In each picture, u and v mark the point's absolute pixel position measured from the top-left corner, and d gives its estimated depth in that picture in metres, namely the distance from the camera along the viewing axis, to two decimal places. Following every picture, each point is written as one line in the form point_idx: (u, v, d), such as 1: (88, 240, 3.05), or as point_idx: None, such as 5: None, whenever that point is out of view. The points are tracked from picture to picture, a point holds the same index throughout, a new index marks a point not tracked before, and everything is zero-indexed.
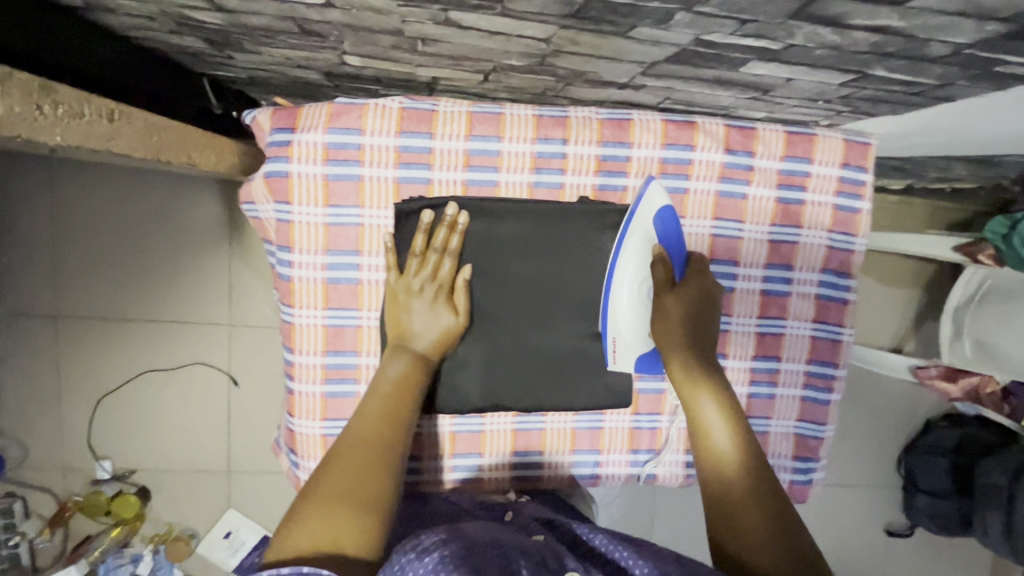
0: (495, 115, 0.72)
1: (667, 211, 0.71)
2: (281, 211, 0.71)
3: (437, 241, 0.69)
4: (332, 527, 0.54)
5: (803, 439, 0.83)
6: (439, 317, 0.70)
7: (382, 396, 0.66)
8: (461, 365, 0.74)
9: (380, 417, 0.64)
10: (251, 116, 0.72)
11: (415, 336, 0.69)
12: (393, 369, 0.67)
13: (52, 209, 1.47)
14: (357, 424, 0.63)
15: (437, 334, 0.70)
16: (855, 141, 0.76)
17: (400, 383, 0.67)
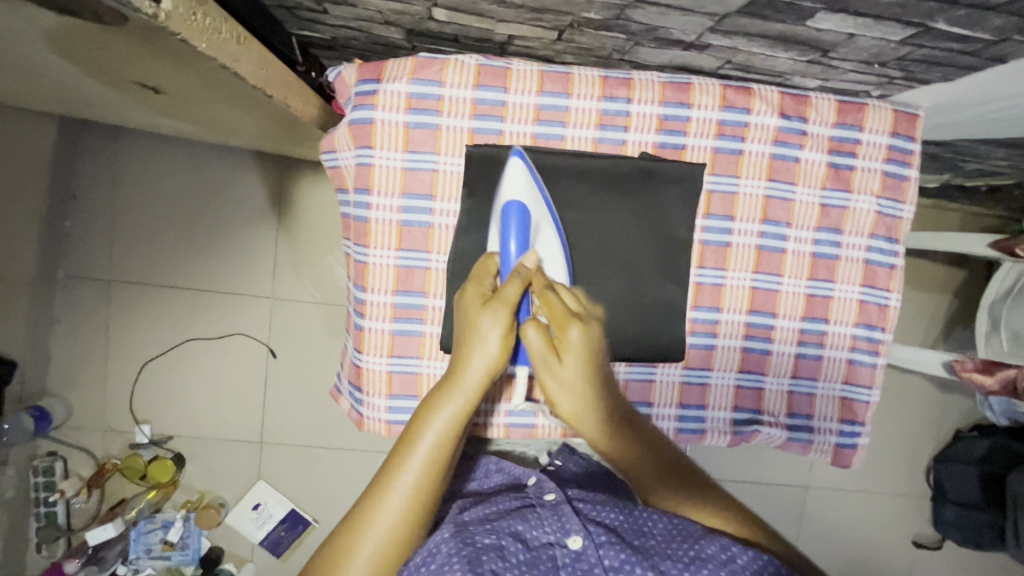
0: (565, 74, 0.76)
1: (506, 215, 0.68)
2: (362, 156, 0.75)
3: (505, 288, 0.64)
4: None
5: (848, 402, 0.85)
6: (493, 351, 0.61)
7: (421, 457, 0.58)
8: None
9: (423, 471, 0.58)
10: (337, 71, 0.78)
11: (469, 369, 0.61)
12: (442, 415, 0.59)
13: (114, 179, 1.55)
14: (389, 487, 0.57)
15: (489, 373, 0.61)
16: (904, 112, 0.80)
17: (446, 435, 0.59)
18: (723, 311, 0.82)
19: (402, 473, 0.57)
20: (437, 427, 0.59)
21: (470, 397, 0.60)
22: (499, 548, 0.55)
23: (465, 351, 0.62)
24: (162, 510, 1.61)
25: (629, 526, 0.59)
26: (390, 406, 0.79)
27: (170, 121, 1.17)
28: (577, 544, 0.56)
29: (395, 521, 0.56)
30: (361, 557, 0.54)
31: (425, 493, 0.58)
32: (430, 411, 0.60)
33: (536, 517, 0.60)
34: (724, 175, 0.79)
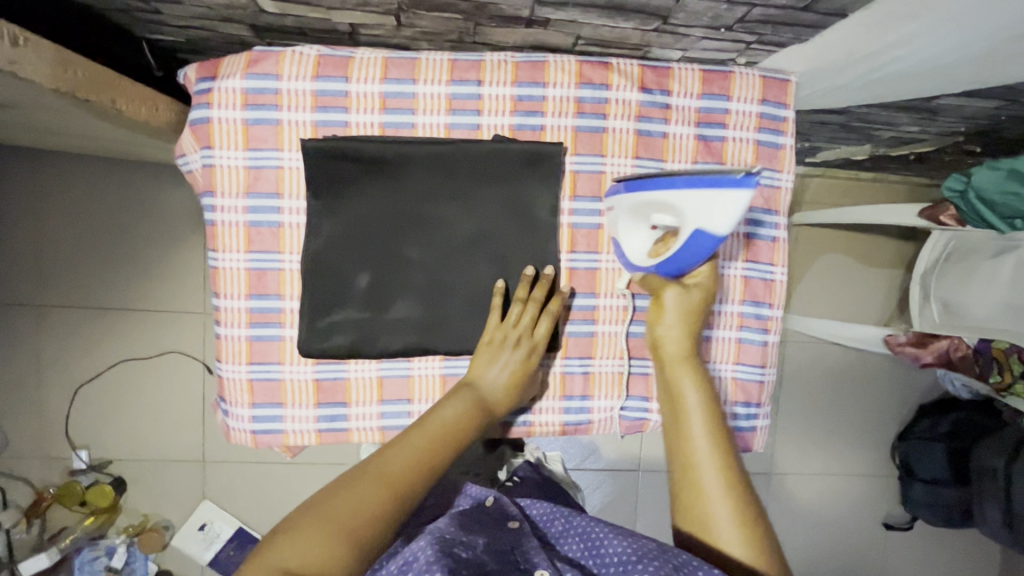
0: (410, 60, 0.73)
1: (701, 236, 0.64)
2: (204, 157, 0.72)
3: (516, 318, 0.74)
4: (303, 546, 0.53)
5: (742, 382, 0.82)
6: (504, 367, 0.73)
7: (431, 435, 0.66)
8: (382, 301, 0.74)
9: (436, 440, 0.66)
10: (181, 73, 0.75)
11: (484, 378, 0.72)
12: (452, 409, 0.69)
13: (34, 201, 1.52)
14: (402, 454, 0.63)
15: (499, 391, 0.73)
16: (773, 78, 0.77)
17: (452, 425, 0.68)
18: (600, 296, 0.79)
19: (412, 438, 0.65)
20: (445, 416, 0.68)
21: (480, 404, 0.71)
22: (477, 563, 0.60)
23: (479, 365, 0.73)
24: (105, 536, 1.58)
25: (591, 553, 0.63)
26: (253, 415, 0.76)
27: (61, 138, 1.14)
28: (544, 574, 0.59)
29: (396, 473, 0.61)
30: (363, 492, 0.59)
31: (423, 465, 0.63)
32: (443, 404, 0.70)
33: (503, 539, 0.66)
34: (588, 154, 0.76)
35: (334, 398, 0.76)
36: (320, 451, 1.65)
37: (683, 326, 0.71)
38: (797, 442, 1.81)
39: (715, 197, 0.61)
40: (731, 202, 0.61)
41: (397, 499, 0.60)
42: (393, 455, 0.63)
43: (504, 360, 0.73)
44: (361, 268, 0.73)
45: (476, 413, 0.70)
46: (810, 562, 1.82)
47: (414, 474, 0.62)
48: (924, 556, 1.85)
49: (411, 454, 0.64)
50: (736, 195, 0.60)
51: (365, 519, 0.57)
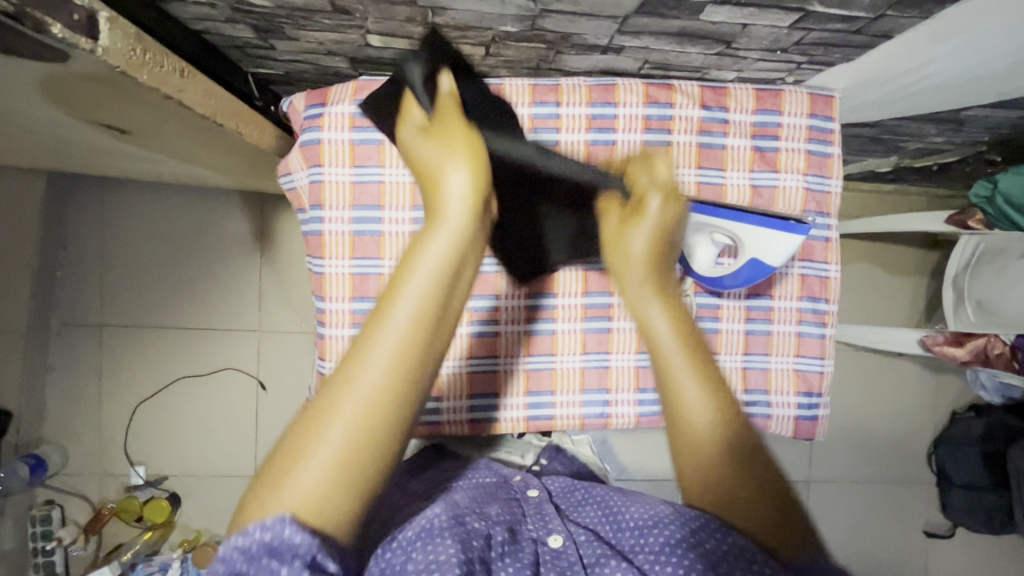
0: (496, 85, 0.82)
1: (759, 263, 0.75)
2: (313, 174, 0.80)
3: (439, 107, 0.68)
4: (308, 487, 0.46)
5: (803, 373, 0.87)
6: (459, 171, 0.61)
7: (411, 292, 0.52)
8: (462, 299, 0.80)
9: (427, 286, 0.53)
10: (289, 102, 0.84)
11: (443, 188, 0.60)
12: (432, 245, 0.56)
13: (104, 227, 1.61)
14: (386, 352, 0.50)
15: (466, 199, 0.59)
16: (819, 95, 0.85)
17: (439, 269, 0.54)
18: None
19: (394, 303, 0.52)
20: (427, 262, 0.54)
21: (460, 232, 0.57)
22: (488, 533, 0.63)
23: (432, 182, 0.62)
24: (159, 551, 1.61)
25: (607, 522, 0.68)
26: None
27: (146, 166, 1.23)
28: (558, 541, 0.65)
29: (387, 363, 0.49)
30: (351, 401, 0.48)
31: (420, 338, 0.51)
32: (417, 247, 0.56)
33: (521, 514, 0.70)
34: None
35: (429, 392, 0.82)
36: None
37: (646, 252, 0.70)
38: (833, 449, 1.83)
39: (771, 234, 0.73)
40: (788, 240, 0.72)
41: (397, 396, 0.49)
42: (375, 345, 0.50)
43: (441, 150, 0.63)
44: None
45: (466, 246, 0.57)
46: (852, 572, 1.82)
47: (411, 354, 0.50)
48: (966, 564, 1.85)
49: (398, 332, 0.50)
50: (790, 237, 0.72)
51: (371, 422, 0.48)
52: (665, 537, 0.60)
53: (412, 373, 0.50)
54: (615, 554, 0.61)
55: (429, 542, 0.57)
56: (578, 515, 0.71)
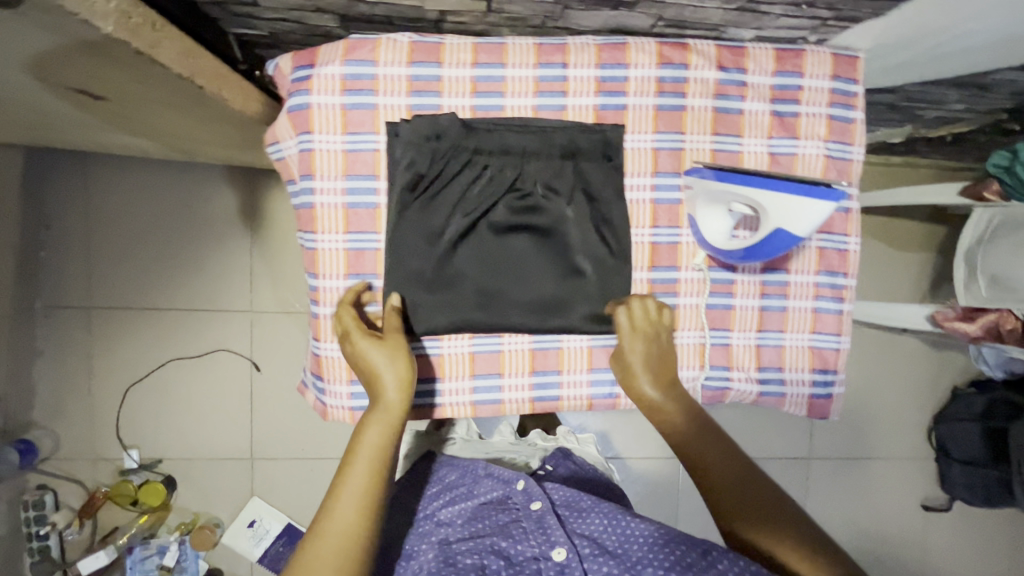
0: (498, 45, 0.76)
1: (781, 232, 0.69)
2: (303, 142, 0.75)
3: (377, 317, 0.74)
4: None
5: (819, 350, 0.84)
6: (393, 372, 0.70)
7: (361, 478, 0.65)
8: (456, 274, 0.76)
9: (366, 476, 0.65)
10: (275, 64, 0.78)
11: (381, 384, 0.69)
12: (371, 431, 0.68)
13: (86, 205, 1.54)
14: (338, 527, 0.62)
15: (401, 390, 0.70)
16: (843, 55, 0.80)
17: (377, 453, 0.67)
18: (682, 269, 0.81)
19: (345, 482, 0.65)
20: (366, 443, 0.67)
21: (394, 415, 0.69)
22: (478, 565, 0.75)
23: (374, 382, 0.70)
24: (157, 535, 1.59)
25: (610, 533, 0.76)
26: (352, 392, 0.78)
27: (127, 140, 1.16)
28: (561, 555, 0.75)
29: (341, 539, 0.62)
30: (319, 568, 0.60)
31: (365, 510, 0.64)
32: (358, 436, 0.68)
33: (519, 533, 0.79)
34: (668, 132, 0.79)
35: (429, 373, 0.79)
36: None
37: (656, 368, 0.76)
38: (835, 425, 1.82)
39: (800, 204, 0.66)
40: (820, 209, 0.66)
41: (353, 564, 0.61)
42: (334, 524, 0.62)
43: (382, 350, 0.70)
44: (475, 253, 0.76)
45: (396, 427, 0.69)
46: (851, 547, 1.83)
47: (357, 528, 0.63)
48: (964, 537, 1.86)
49: (349, 509, 0.63)
50: (822, 207, 0.66)
51: None
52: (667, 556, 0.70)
53: (363, 537, 0.63)
54: (612, 566, 0.72)
55: None
56: (580, 525, 0.79)
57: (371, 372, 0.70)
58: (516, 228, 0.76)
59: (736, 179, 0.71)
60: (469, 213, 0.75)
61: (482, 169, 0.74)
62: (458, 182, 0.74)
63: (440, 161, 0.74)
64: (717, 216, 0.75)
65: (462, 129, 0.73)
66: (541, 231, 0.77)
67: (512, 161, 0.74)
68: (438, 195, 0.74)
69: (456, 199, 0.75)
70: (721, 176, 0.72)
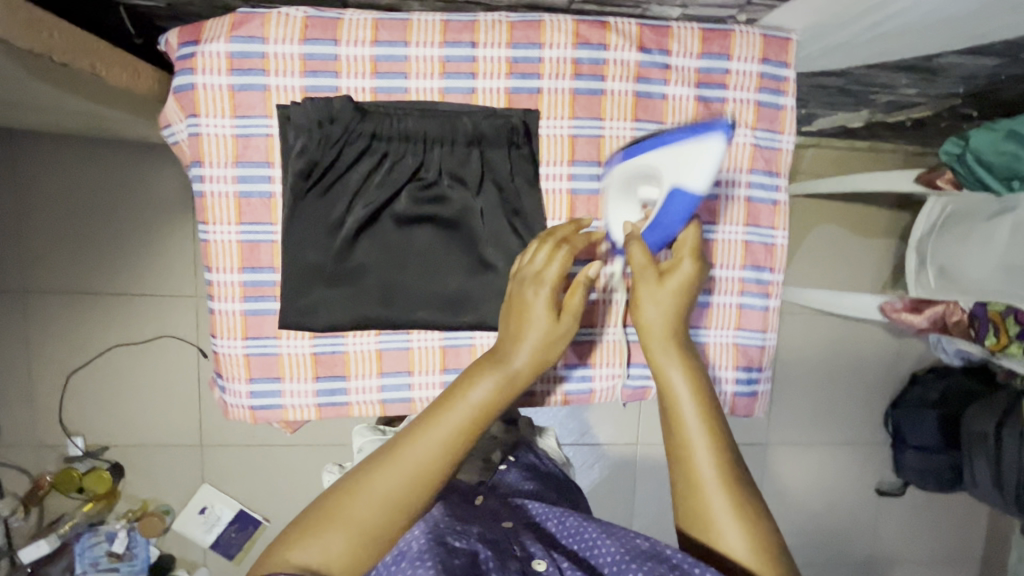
0: (401, 21, 0.70)
1: (680, 189, 0.67)
2: (189, 126, 0.70)
3: (542, 262, 0.68)
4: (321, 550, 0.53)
5: (743, 348, 0.81)
6: (535, 342, 0.67)
7: (445, 434, 0.60)
8: (357, 268, 0.72)
9: (457, 432, 0.61)
10: (162, 39, 0.72)
11: (512, 355, 0.66)
12: (482, 388, 0.64)
13: (17, 185, 1.47)
14: (416, 464, 0.59)
15: (533, 357, 0.66)
16: (773, 36, 0.75)
17: (480, 409, 0.63)
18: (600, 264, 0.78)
19: (435, 424, 0.61)
20: (474, 398, 0.63)
21: (507, 383, 0.65)
22: (470, 554, 0.54)
23: (510, 342, 0.66)
24: (105, 522, 1.57)
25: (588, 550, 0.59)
26: (252, 391, 0.75)
27: (41, 118, 1.10)
28: (541, 566, 0.55)
29: (413, 475, 0.59)
30: (369, 501, 0.57)
31: (437, 466, 0.59)
32: (470, 382, 0.64)
33: (495, 528, 0.60)
34: (586, 118, 0.74)
35: (333, 371, 0.75)
36: (318, 433, 1.64)
37: (662, 306, 0.68)
38: (793, 412, 1.82)
39: (699, 148, 0.65)
40: (710, 150, 0.64)
41: (409, 507, 0.58)
42: (410, 456, 0.59)
43: (540, 315, 0.67)
44: (378, 246, 0.72)
45: (501, 398, 0.65)
46: (805, 531, 1.85)
47: (428, 475, 0.59)
48: (916, 521, 1.89)
49: (428, 449, 0.60)
50: (712, 146, 0.64)
51: (371, 530, 0.56)
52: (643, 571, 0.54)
53: (422, 491, 0.59)
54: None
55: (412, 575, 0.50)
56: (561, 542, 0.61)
57: (526, 317, 0.67)
58: (419, 220, 0.72)
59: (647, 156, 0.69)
60: (370, 205, 0.71)
61: (381, 156, 0.70)
62: (357, 170, 0.70)
63: (334, 148, 0.69)
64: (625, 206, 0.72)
65: (354, 111, 0.68)
66: (448, 224, 0.73)
67: (413, 148, 0.70)
68: (335, 186, 0.70)
69: (354, 189, 0.70)
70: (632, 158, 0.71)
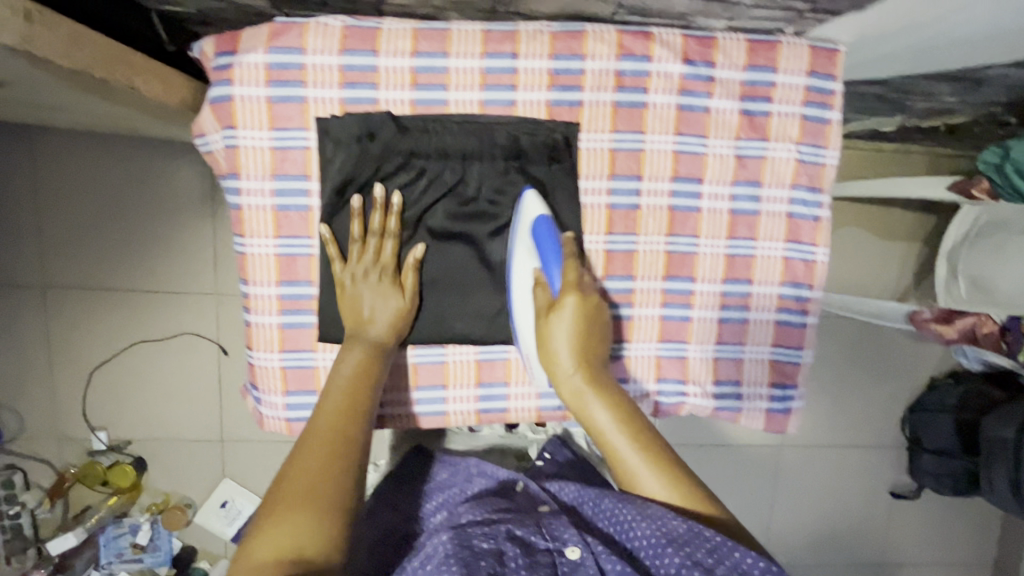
0: (441, 31, 0.69)
1: (540, 219, 0.68)
2: (226, 137, 0.69)
3: (374, 225, 0.69)
4: (288, 530, 0.48)
5: (778, 364, 0.81)
6: (390, 314, 0.69)
7: (338, 396, 0.63)
8: None
9: (341, 395, 0.63)
10: (196, 46, 0.71)
11: (371, 325, 0.69)
12: (348, 365, 0.66)
13: (37, 180, 1.46)
14: (315, 427, 0.59)
15: (390, 327, 0.70)
16: (822, 48, 0.73)
17: (354, 380, 0.65)
18: (637, 279, 0.77)
19: (324, 399, 0.62)
20: (346, 374, 0.65)
21: (373, 350, 0.68)
22: (497, 553, 0.56)
23: (365, 321, 0.69)
24: (128, 514, 1.59)
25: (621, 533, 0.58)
26: (287, 403, 0.75)
27: (66, 119, 1.08)
28: (575, 553, 0.56)
29: (317, 438, 0.57)
30: (292, 467, 0.54)
31: (338, 428, 0.59)
32: (340, 363, 0.66)
33: (532, 523, 0.61)
34: (627, 131, 0.73)
35: None
36: None
37: (572, 334, 0.67)
38: (811, 415, 1.81)
39: (523, 212, 0.70)
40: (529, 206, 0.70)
41: (323, 465, 0.55)
42: (316, 423, 0.59)
43: (380, 294, 0.69)
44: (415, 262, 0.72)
45: (374, 367, 0.67)
46: (820, 532, 1.86)
47: (330, 439, 0.58)
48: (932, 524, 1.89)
49: (325, 417, 0.60)
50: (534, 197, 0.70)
51: (302, 490, 0.52)
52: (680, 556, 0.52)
53: (333, 454, 0.56)
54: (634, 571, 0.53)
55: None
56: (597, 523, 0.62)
57: (364, 301, 0.69)
58: (455, 234, 0.72)
59: (530, 219, 0.69)
60: (404, 220, 0.70)
61: (419, 172, 0.69)
62: (394, 186, 0.69)
63: (375, 164, 0.69)
64: (521, 273, 0.71)
65: (397, 130, 0.68)
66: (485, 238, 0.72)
67: (451, 164, 0.69)
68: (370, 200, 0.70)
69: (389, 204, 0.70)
70: (515, 229, 0.71)
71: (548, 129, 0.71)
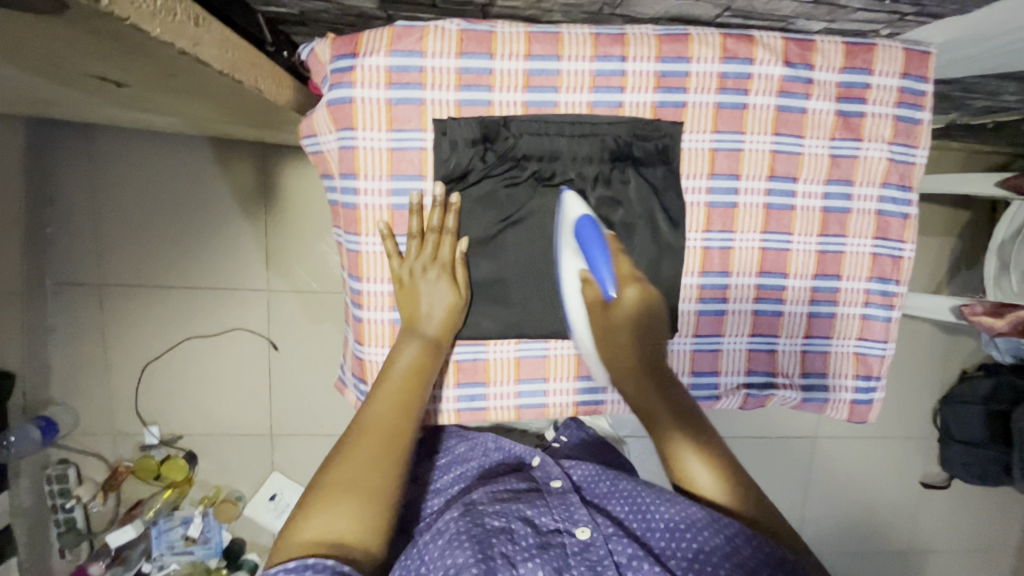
0: (553, 34, 0.71)
1: (582, 220, 0.69)
2: (344, 138, 0.70)
3: (433, 221, 0.71)
4: (341, 516, 0.52)
5: (863, 357, 0.83)
6: (441, 307, 0.71)
7: (398, 383, 0.65)
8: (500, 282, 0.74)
9: (403, 380, 0.66)
10: (312, 48, 0.72)
11: (423, 318, 0.70)
12: (407, 352, 0.68)
13: (93, 178, 1.46)
14: (373, 413, 0.62)
15: (444, 318, 0.71)
16: (916, 51, 0.75)
17: (416, 366, 0.67)
18: (732, 275, 0.79)
19: (384, 384, 0.65)
20: (405, 362, 0.68)
21: (428, 341, 0.70)
22: (506, 531, 0.59)
23: (417, 312, 0.71)
24: (180, 508, 1.58)
25: (636, 517, 0.61)
26: None
27: (141, 118, 1.09)
28: (586, 534, 0.59)
29: (381, 424, 0.61)
30: (354, 456, 0.57)
31: (400, 415, 0.62)
32: (397, 352, 0.68)
33: (543, 505, 0.64)
34: (728, 132, 0.75)
35: (473, 378, 0.78)
36: None
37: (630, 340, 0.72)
38: None
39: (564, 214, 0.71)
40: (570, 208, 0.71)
41: (387, 451, 0.59)
42: (378, 408, 0.62)
43: (437, 292, 0.71)
44: (524, 258, 0.74)
45: (432, 356, 0.70)
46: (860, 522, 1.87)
47: (391, 426, 0.61)
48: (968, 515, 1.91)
49: (388, 402, 0.63)
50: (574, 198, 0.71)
51: (366, 476, 0.56)
52: (698, 542, 0.55)
53: (391, 444, 0.59)
54: (646, 553, 0.55)
55: (447, 551, 0.55)
56: (608, 506, 0.65)
57: (415, 293, 0.71)
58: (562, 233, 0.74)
59: (572, 217, 0.70)
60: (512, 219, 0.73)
61: (531, 174, 0.73)
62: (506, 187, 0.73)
63: (489, 164, 0.72)
64: (566, 274, 0.72)
65: (514, 133, 0.71)
66: None
67: (562, 166, 0.72)
68: (480, 198, 0.73)
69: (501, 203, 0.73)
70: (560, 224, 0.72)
71: (656, 132, 0.73)
